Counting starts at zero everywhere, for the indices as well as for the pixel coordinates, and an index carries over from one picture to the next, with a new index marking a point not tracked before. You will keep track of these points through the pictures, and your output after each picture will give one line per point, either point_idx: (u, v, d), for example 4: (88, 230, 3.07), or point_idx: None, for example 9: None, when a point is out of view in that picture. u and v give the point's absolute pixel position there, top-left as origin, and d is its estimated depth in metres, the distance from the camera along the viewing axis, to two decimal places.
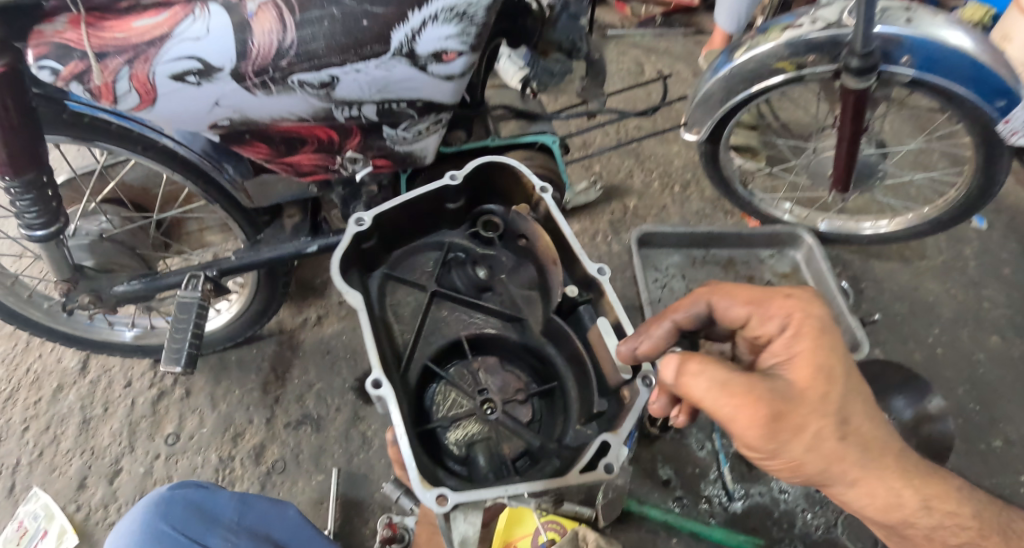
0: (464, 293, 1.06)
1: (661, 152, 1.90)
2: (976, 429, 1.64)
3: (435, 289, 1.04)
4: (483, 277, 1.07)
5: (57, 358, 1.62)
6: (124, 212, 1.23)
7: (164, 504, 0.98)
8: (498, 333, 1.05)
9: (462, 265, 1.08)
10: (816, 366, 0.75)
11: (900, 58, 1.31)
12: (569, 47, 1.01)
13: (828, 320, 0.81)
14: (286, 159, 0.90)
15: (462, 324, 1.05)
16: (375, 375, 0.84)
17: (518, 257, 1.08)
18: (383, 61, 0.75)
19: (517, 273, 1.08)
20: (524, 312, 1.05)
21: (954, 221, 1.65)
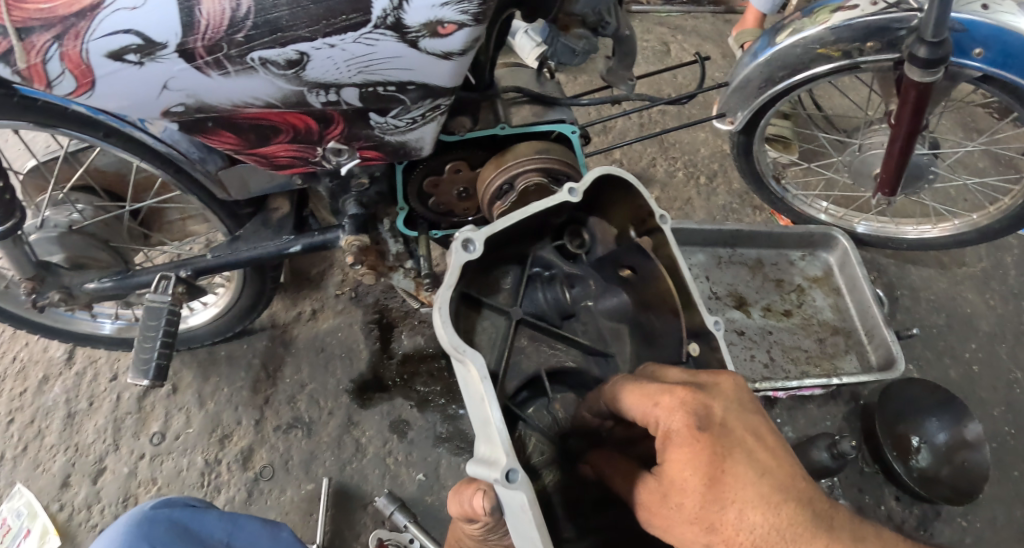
0: (546, 319, 0.80)
1: (687, 140, 1.75)
2: (1012, 456, 1.52)
3: (522, 317, 0.75)
4: (569, 301, 0.81)
5: (44, 346, 1.40)
6: (98, 201, 1.13)
7: (147, 523, 0.87)
8: (578, 368, 0.80)
9: (548, 284, 0.81)
10: (699, 474, 0.56)
11: (971, 50, 1.16)
12: (594, 21, 0.79)
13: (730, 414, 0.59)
14: (258, 149, 0.78)
15: (543, 357, 0.79)
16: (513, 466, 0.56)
17: (610, 280, 0.80)
18: (364, 34, 0.61)
19: (606, 299, 0.80)
20: (613, 348, 0.80)
21: (1005, 231, 1.51)
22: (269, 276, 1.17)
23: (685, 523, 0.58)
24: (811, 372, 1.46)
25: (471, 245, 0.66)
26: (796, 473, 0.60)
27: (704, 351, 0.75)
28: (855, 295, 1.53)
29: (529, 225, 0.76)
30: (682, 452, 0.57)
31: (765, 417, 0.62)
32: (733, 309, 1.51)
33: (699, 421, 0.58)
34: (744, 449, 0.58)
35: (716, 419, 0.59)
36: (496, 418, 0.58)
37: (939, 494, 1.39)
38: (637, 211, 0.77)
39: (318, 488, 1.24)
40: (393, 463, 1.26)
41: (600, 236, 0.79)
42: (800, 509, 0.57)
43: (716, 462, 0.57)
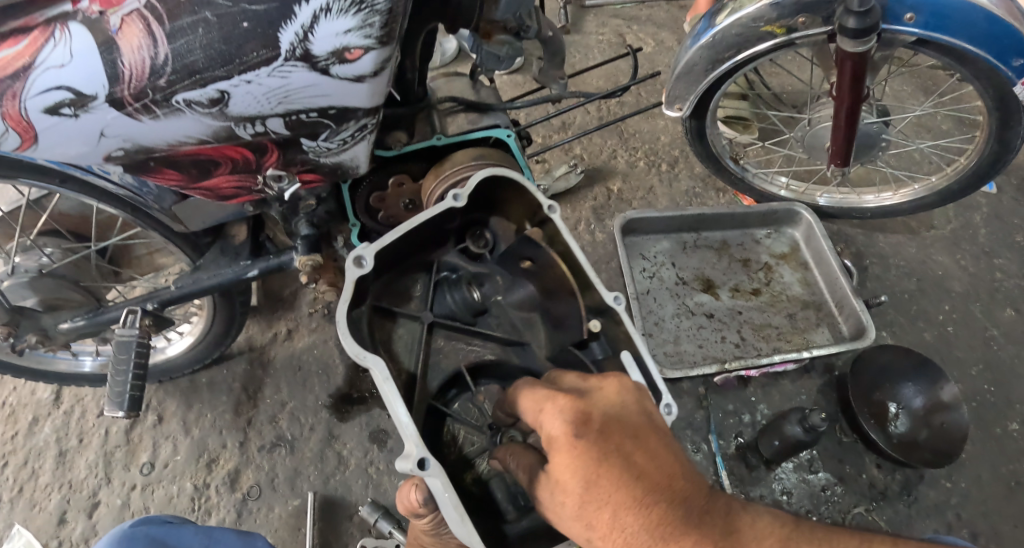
0: (459, 319, 0.87)
1: (646, 129, 1.77)
2: (992, 412, 1.54)
3: (432, 320, 0.84)
4: (477, 298, 0.88)
5: (31, 389, 1.41)
6: (66, 244, 1.15)
7: (125, 540, 0.89)
8: (498, 359, 0.87)
9: (454, 286, 0.88)
10: (572, 477, 0.61)
11: (903, 15, 1.18)
12: (515, 26, 0.81)
13: (605, 413, 0.64)
14: (202, 184, 0.81)
15: (461, 355, 0.86)
16: (420, 454, 0.66)
17: (515, 273, 0.88)
18: (277, 67, 0.65)
19: (514, 292, 0.89)
20: (527, 336, 0.88)
21: (966, 191, 1.53)
22: (238, 301, 1.19)
23: (570, 519, 0.62)
24: (784, 347, 1.48)
25: (363, 261, 0.76)
26: (677, 471, 0.63)
27: (607, 323, 0.84)
28: (822, 268, 1.56)
29: (428, 235, 0.84)
30: (564, 459, 0.61)
31: (651, 419, 0.66)
32: (701, 292, 1.53)
33: (577, 429, 0.62)
34: (623, 453, 0.62)
35: (596, 426, 0.63)
36: (401, 416, 0.69)
37: (921, 459, 1.39)
38: (529, 205, 0.86)
39: (304, 503, 1.27)
40: (375, 473, 1.30)
41: (501, 232, 0.90)
42: (670, 509, 0.61)
43: (593, 469, 0.60)
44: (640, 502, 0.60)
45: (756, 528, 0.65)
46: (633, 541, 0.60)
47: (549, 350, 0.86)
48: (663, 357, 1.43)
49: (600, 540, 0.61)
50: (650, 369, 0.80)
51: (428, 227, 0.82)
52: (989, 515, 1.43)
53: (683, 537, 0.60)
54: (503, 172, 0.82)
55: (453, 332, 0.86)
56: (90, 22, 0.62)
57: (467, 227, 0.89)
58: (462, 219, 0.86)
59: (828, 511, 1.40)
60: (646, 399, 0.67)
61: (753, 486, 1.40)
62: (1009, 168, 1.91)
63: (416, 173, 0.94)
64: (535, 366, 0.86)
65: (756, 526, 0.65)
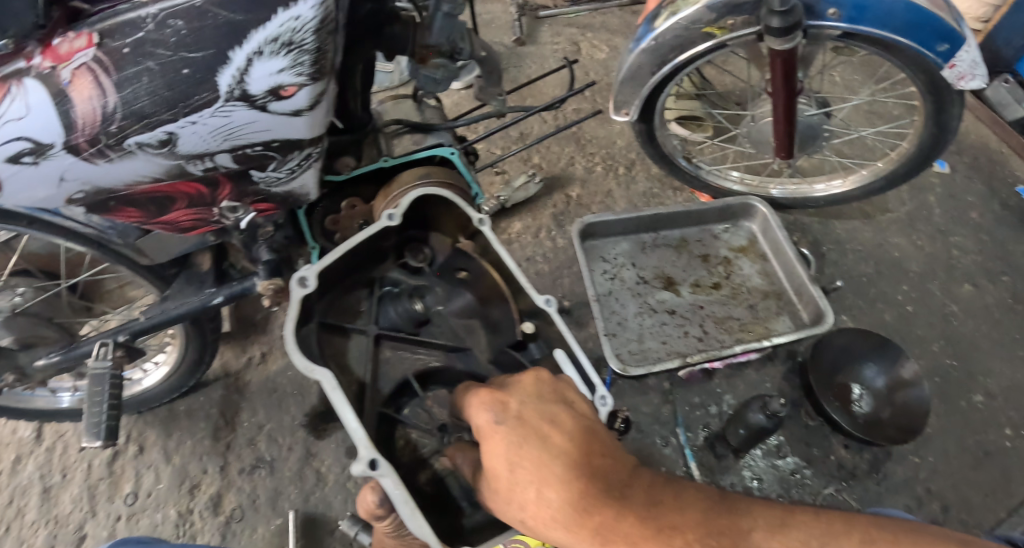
0: (404, 330, 0.90)
1: (603, 134, 1.83)
2: (953, 387, 1.60)
3: (378, 332, 0.88)
4: (420, 310, 0.89)
5: (11, 428, 1.42)
6: (37, 282, 1.17)
7: None
8: (443, 366, 0.91)
9: (397, 299, 0.89)
10: (498, 462, 0.66)
11: (827, 12, 1.25)
12: (449, 49, 0.86)
13: (524, 402, 0.70)
14: (162, 218, 0.84)
15: (409, 363, 0.90)
16: (369, 455, 0.69)
17: (454, 284, 0.94)
18: (218, 108, 0.69)
19: (455, 301, 0.94)
20: (468, 341, 0.92)
21: (910, 173, 1.60)
22: (209, 328, 1.22)
23: (505, 504, 0.67)
24: (746, 338, 1.53)
25: (306, 281, 0.79)
26: (594, 449, 0.67)
27: (542, 324, 0.91)
28: (779, 258, 1.61)
29: (369, 253, 0.88)
30: (489, 446, 0.67)
31: (570, 405, 0.71)
32: (663, 290, 1.59)
33: (499, 418, 0.68)
34: (542, 435, 0.67)
35: (514, 414, 0.68)
36: (349, 421, 0.71)
37: (885, 436, 1.46)
38: (460, 220, 0.92)
39: (286, 522, 1.30)
40: (355, 487, 1.33)
41: (437, 247, 0.93)
42: (589, 481, 0.65)
43: (514, 450, 0.66)
44: (562, 478, 0.64)
45: (681, 496, 0.68)
46: (559, 516, 0.64)
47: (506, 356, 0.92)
48: (629, 355, 1.48)
49: (532, 520, 0.65)
50: (583, 362, 0.87)
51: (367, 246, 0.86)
52: (955, 485, 1.49)
53: (603, 506, 0.64)
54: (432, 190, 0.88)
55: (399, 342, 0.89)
56: (42, 76, 0.66)
57: (405, 242, 0.92)
58: (399, 236, 0.90)
59: (798, 492, 1.45)
60: (563, 386, 0.73)
61: (724, 474, 1.45)
62: (958, 148, 1.99)
63: (369, 195, 0.98)
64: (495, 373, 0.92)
65: (681, 496, 0.68)
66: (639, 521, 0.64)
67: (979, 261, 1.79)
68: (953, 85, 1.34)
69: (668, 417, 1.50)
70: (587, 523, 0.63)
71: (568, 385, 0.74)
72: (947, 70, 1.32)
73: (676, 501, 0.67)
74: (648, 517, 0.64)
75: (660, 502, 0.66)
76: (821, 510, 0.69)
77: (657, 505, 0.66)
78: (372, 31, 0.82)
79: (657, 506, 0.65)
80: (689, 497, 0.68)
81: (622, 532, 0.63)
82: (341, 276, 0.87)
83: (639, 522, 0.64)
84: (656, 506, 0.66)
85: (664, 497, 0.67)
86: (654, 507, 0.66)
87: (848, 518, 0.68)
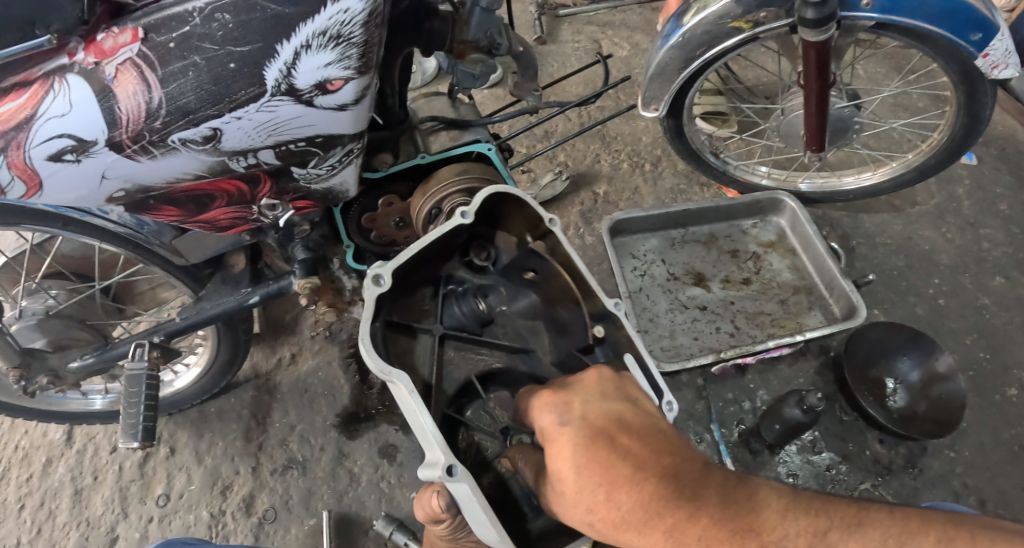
0: (468, 330, 0.90)
1: (627, 131, 1.81)
2: (990, 380, 1.57)
3: (443, 332, 0.88)
4: (484, 309, 0.91)
5: (43, 431, 1.43)
6: (70, 284, 1.18)
7: None
8: (506, 366, 0.91)
9: (462, 297, 0.91)
10: (565, 461, 0.67)
11: (860, 3, 1.23)
12: (487, 44, 0.84)
13: (590, 402, 0.71)
14: (200, 217, 0.84)
15: (472, 363, 0.90)
16: (450, 461, 0.70)
17: (518, 284, 0.92)
18: (264, 103, 0.69)
19: (518, 301, 0.93)
20: (531, 343, 0.92)
21: (941, 165, 1.57)
22: (241, 329, 1.22)
23: (570, 508, 0.67)
24: (778, 333, 1.51)
25: (381, 280, 0.79)
26: (664, 448, 0.67)
27: (611, 329, 0.90)
28: (809, 252, 1.59)
29: (437, 253, 0.87)
30: (556, 446, 0.68)
31: (634, 404, 0.72)
32: (693, 286, 1.57)
33: (564, 418, 0.69)
34: (610, 436, 0.67)
35: (579, 413, 0.69)
36: (430, 426, 0.72)
37: (920, 430, 1.42)
38: (529, 219, 0.90)
39: (320, 522, 1.29)
40: (387, 487, 1.33)
41: (502, 245, 0.92)
42: (661, 482, 0.64)
43: (582, 449, 0.66)
44: (633, 479, 0.64)
45: (751, 494, 0.68)
46: (631, 517, 0.64)
47: (552, 355, 0.91)
48: (660, 352, 1.47)
49: (600, 524, 0.65)
50: (652, 367, 0.87)
51: (438, 245, 0.86)
52: (995, 481, 1.45)
53: (676, 508, 0.64)
54: (507, 190, 0.86)
55: (462, 342, 0.89)
56: (87, 72, 0.66)
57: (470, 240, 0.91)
58: (467, 235, 0.89)
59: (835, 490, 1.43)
60: (625, 385, 0.75)
61: (759, 471, 1.43)
62: (986, 140, 1.95)
63: (405, 192, 0.97)
64: (541, 372, 0.91)
65: (751, 495, 0.68)
66: (713, 520, 0.64)
67: (1010, 254, 1.76)
68: (986, 74, 1.32)
69: (701, 413, 1.48)
70: (659, 524, 0.63)
71: (630, 385, 0.75)
72: (981, 60, 1.29)
73: (748, 500, 0.67)
74: (721, 516, 0.64)
75: (732, 500, 0.66)
76: (892, 507, 0.72)
77: (730, 504, 0.66)
78: (412, 24, 0.81)
79: (729, 505, 0.66)
80: (759, 496, 0.68)
81: (694, 533, 0.63)
82: (408, 275, 0.86)
83: (713, 521, 0.64)
84: (729, 506, 0.65)
85: (736, 495, 0.67)
86: (725, 506, 0.65)
87: (921, 515, 0.70)
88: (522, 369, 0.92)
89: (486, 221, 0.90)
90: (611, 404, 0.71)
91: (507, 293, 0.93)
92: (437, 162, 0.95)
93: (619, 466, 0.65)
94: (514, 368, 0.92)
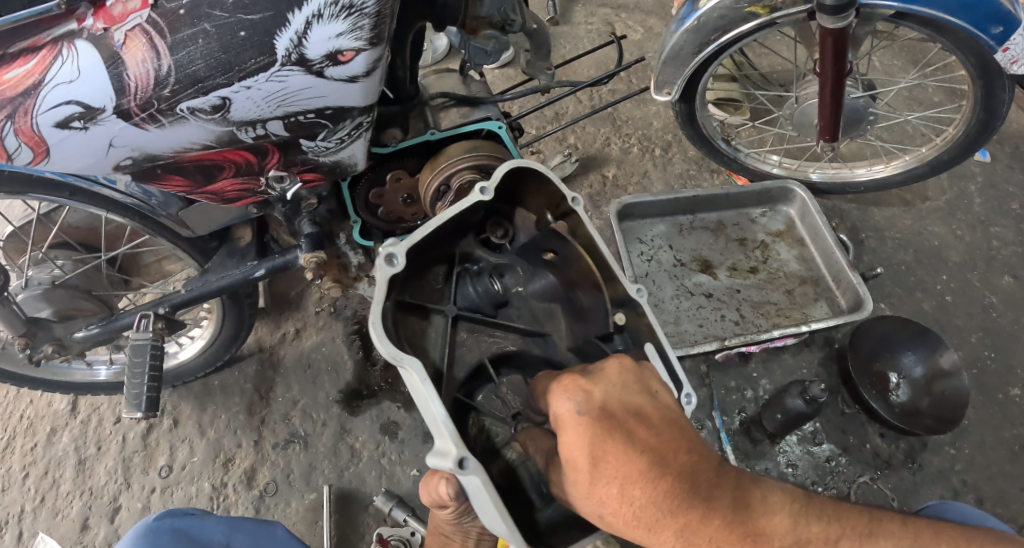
0: (481, 311, 0.91)
1: (638, 115, 1.79)
2: (995, 379, 1.56)
3: (456, 313, 0.87)
4: (499, 290, 0.92)
5: (48, 401, 1.44)
6: (76, 255, 1.19)
7: (150, 534, 0.87)
8: (520, 350, 0.91)
9: (476, 277, 0.92)
10: (579, 451, 0.65)
11: None
12: (500, 20, 0.83)
13: (610, 394, 0.69)
14: (207, 188, 0.84)
15: (485, 346, 0.90)
16: (461, 454, 0.70)
17: (536, 264, 0.93)
18: (274, 73, 0.68)
19: (535, 281, 0.93)
20: (547, 326, 0.92)
21: (955, 161, 1.55)
22: (246, 303, 1.22)
23: (583, 497, 0.66)
24: (783, 323, 1.50)
25: (395, 259, 0.78)
26: (680, 447, 0.65)
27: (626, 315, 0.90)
28: (818, 243, 1.57)
29: (450, 230, 0.87)
30: (571, 435, 0.66)
31: (655, 395, 0.71)
32: (699, 273, 1.56)
33: (581, 407, 0.67)
34: (627, 428, 0.66)
35: (598, 404, 0.68)
36: (440, 416, 0.71)
37: (921, 425, 1.42)
38: (551, 197, 0.90)
39: (320, 497, 1.30)
40: (388, 464, 1.33)
41: (521, 225, 0.92)
42: (678, 480, 0.63)
43: (598, 442, 0.65)
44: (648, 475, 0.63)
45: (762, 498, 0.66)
46: (642, 515, 0.62)
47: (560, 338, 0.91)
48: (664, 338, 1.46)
49: (611, 517, 0.64)
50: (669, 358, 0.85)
51: (455, 222, 0.86)
52: (995, 480, 1.45)
53: (690, 509, 0.62)
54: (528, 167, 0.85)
55: (476, 324, 0.89)
56: (96, 39, 0.65)
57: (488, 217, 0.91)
58: (485, 212, 0.89)
59: (834, 482, 1.43)
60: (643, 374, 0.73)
61: (757, 461, 1.43)
62: (1001, 137, 1.92)
63: (413, 168, 0.97)
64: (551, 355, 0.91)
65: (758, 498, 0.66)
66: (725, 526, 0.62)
67: (1020, 253, 1.74)
68: (1005, 68, 1.29)
69: (704, 401, 1.47)
70: (670, 524, 0.62)
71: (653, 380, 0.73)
72: (1001, 54, 1.26)
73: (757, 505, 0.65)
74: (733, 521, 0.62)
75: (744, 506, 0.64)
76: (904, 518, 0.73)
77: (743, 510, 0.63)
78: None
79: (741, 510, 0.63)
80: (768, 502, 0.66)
81: (707, 535, 0.61)
82: (418, 254, 0.84)
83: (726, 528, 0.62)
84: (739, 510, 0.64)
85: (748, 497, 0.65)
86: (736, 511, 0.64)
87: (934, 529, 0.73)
88: (536, 353, 0.91)
89: (500, 198, 0.90)
90: (630, 395, 0.69)
91: (524, 273, 0.93)
92: (447, 138, 0.94)
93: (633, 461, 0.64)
94: (528, 350, 0.91)
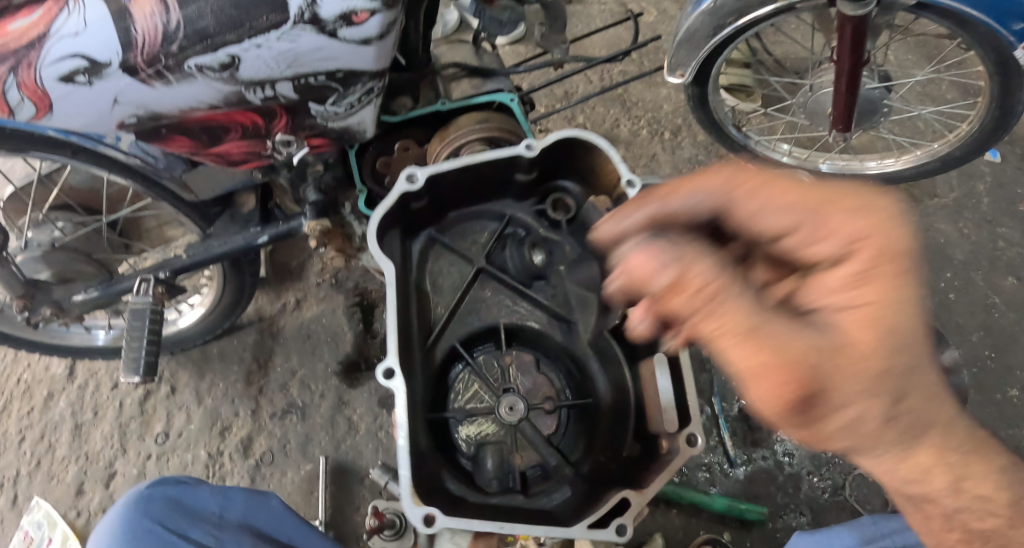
0: (516, 280, 0.91)
1: (649, 98, 1.77)
2: (992, 378, 1.56)
3: (483, 266, 0.89)
4: (538, 263, 0.89)
5: (45, 364, 1.43)
6: (77, 218, 1.16)
7: (143, 501, 0.86)
8: (541, 329, 0.91)
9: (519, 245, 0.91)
10: (886, 326, 0.48)
11: None
12: None
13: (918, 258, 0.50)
14: (212, 149, 0.82)
15: (506, 312, 0.91)
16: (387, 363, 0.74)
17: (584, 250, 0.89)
18: (286, 31, 0.66)
19: (580, 269, 0.90)
20: (576, 315, 0.90)
21: (966, 158, 1.53)
22: (248, 271, 1.20)
23: (860, 391, 0.49)
24: None
25: (414, 179, 0.81)
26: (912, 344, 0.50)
27: None
28: None
29: (494, 177, 0.87)
30: (863, 335, 0.48)
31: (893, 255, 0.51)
32: None
33: (853, 302, 0.49)
34: (876, 318, 0.48)
35: (895, 273, 0.49)
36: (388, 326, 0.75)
37: None
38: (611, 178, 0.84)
39: (316, 468, 1.30)
40: (385, 437, 1.33)
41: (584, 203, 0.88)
42: (893, 387, 0.49)
43: (891, 336, 0.48)
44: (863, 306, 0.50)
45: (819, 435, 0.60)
46: (860, 414, 0.49)
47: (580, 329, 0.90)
48: None
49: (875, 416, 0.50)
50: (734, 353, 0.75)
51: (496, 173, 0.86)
52: None
53: (886, 415, 0.51)
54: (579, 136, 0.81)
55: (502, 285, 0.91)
56: None
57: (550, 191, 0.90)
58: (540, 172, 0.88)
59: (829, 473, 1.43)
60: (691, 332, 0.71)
61: (755, 450, 1.41)
62: (1013, 136, 1.90)
63: (422, 139, 0.95)
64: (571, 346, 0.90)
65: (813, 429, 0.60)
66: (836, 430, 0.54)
67: None
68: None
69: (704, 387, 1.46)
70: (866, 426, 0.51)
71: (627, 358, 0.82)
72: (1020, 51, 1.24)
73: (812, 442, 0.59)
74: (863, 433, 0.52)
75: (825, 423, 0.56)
76: None
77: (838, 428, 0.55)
78: None
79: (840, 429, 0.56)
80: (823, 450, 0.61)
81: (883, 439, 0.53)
82: (444, 187, 0.86)
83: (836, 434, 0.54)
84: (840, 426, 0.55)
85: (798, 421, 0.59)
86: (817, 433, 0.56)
87: None
88: (559, 340, 0.91)
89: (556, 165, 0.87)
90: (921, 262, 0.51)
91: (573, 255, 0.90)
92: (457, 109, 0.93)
93: (831, 264, 0.52)
94: (550, 334, 0.91)
